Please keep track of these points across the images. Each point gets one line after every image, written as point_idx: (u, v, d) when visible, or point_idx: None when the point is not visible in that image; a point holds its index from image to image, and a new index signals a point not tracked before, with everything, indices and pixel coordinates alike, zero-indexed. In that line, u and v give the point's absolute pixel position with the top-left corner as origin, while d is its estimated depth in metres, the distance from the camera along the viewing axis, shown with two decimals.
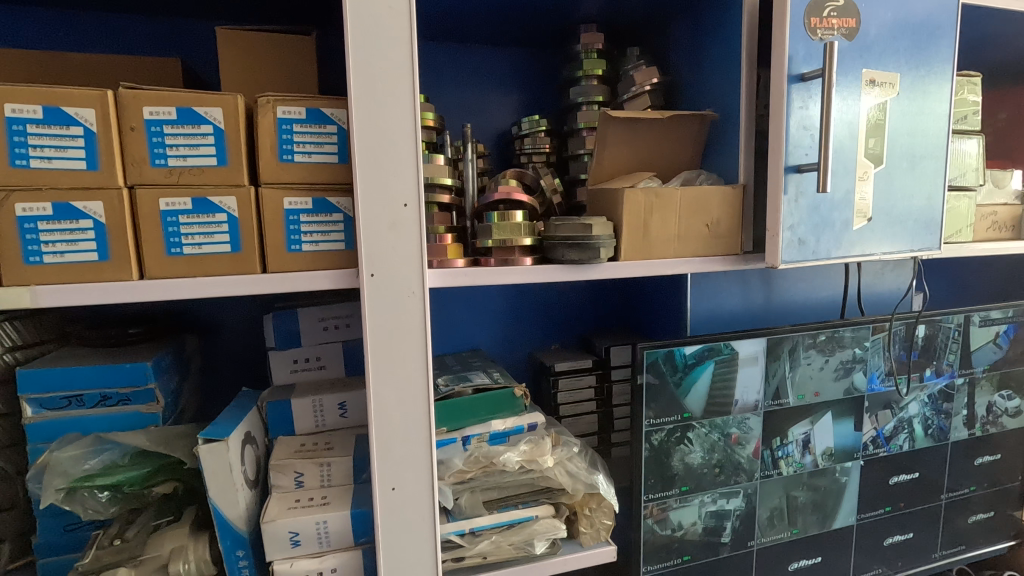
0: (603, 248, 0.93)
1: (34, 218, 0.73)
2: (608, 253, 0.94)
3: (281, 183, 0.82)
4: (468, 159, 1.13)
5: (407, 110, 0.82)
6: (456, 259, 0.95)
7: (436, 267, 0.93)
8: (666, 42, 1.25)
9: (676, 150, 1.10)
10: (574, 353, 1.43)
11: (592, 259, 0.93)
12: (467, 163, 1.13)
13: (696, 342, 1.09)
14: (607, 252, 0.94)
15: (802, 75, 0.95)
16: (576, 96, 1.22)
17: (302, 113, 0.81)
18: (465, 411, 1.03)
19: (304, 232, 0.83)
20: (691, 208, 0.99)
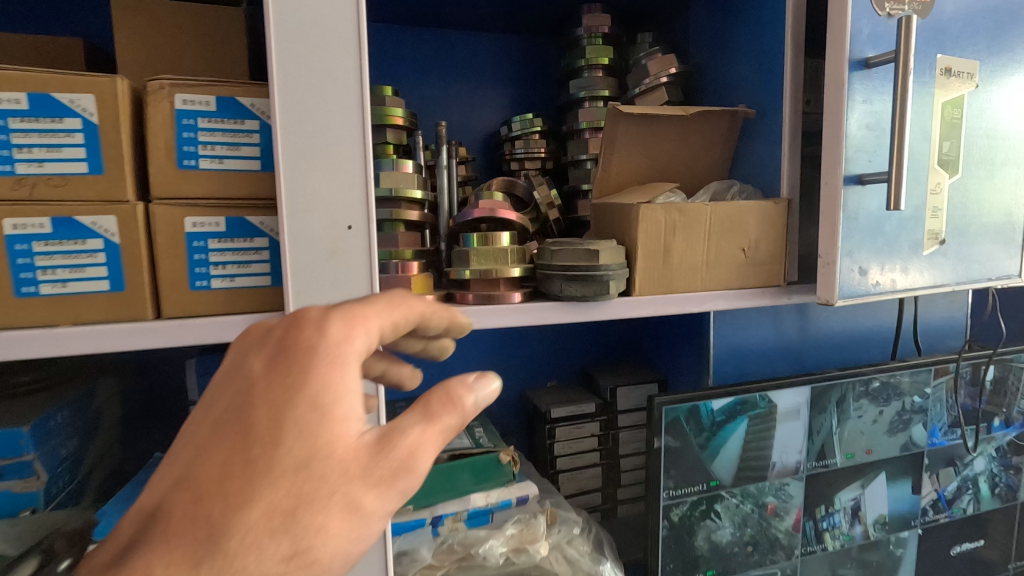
0: (612, 282, 0.72)
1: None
2: (617, 286, 0.73)
3: (180, 198, 0.60)
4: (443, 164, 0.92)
5: (353, 102, 0.61)
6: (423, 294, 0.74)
7: None
8: (684, 27, 1.05)
9: (702, 155, 0.90)
10: (574, 392, 1.22)
11: (596, 295, 0.72)
12: (442, 168, 0.91)
13: (727, 394, 0.87)
14: (617, 287, 0.73)
15: (868, 59, 0.75)
16: (577, 89, 1.02)
17: (210, 103, 0.60)
18: (437, 484, 0.81)
19: (213, 263, 0.61)
20: (723, 228, 0.78)
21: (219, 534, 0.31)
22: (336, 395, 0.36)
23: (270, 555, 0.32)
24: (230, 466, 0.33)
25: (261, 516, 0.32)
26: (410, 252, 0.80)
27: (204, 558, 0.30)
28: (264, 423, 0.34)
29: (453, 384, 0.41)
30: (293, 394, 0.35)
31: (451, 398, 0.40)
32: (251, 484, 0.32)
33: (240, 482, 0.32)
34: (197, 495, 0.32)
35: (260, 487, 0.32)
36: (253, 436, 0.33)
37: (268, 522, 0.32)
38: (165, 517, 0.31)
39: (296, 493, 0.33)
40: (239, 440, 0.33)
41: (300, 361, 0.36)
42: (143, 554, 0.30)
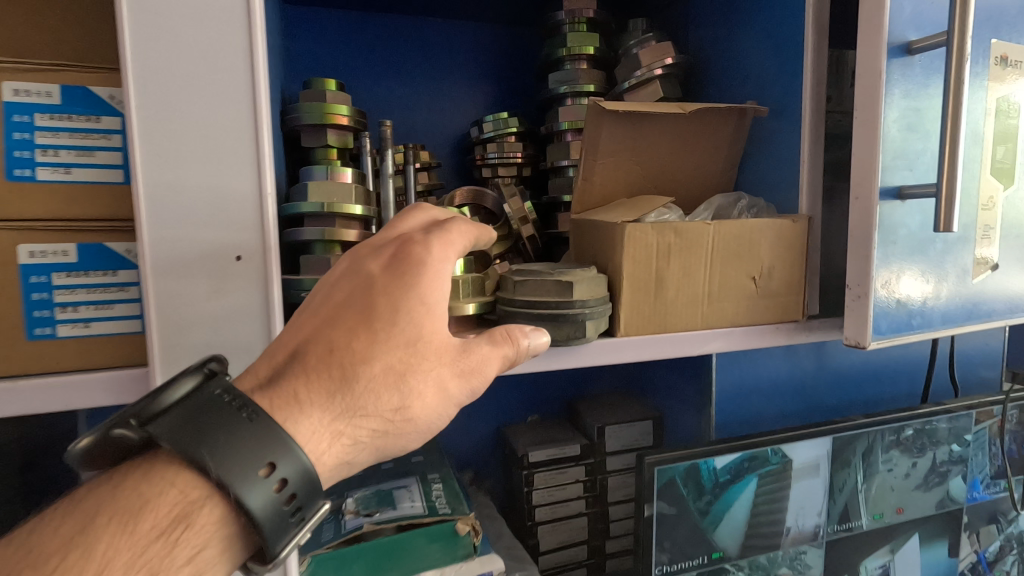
0: (587, 324, 0.58)
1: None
2: (593, 327, 0.58)
3: (11, 219, 0.45)
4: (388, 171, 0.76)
5: (243, 94, 0.46)
6: None
7: None
8: (683, 11, 0.90)
9: (704, 162, 0.74)
10: (557, 430, 1.07)
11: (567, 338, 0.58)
12: (388, 178, 0.76)
13: (733, 449, 0.73)
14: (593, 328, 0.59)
15: (909, 43, 0.60)
16: (557, 84, 0.88)
17: (52, 95, 0.46)
18: (378, 563, 0.68)
19: (59, 303, 0.47)
20: (730, 252, 0.63)
21: (351, 375, 0.44)
22: (431, 301, 0.48)
23: (384, 403, 0.45)
24: (355, 336, 0.45)
25: (380, 371, 0.45)
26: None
27: (340, 391, 0.44)
28: (381, 313, 0.46)
29: (517, 329, 0.54)
30: (405, 292, 0.47)
31: (514, 341, 0.52)
32: (372, 349, 0.45)
33: (364, 346, 0.45)
34: (331, 355, 0.44)
35: (379, 349, 0.45)
36: (374, 320, 0.46)
37: (383, 377, 0.45)
38: (308, 359, 0.44)
39: (404, 360, 0.46)
40: (363, 319, 0.46)
41: (408, 272, 0.48)
42: (305, 379, 0.44)
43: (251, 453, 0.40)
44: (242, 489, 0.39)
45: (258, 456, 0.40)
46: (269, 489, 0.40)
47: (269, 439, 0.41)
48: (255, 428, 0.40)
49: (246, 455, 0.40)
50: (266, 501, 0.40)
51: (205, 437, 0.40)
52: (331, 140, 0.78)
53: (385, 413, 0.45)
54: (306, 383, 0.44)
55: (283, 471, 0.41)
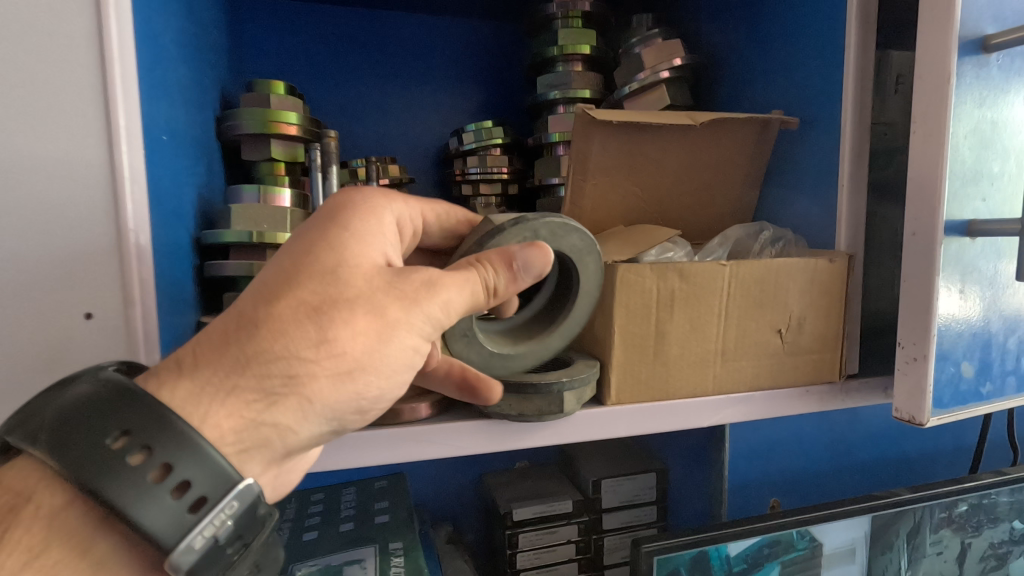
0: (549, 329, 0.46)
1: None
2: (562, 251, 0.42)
3: None
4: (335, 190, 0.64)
5: (91, 118, 0.38)
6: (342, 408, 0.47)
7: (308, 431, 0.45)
8: (696, 9, 0.78)
9: (715, 174, 0.61)
10: (547, 480, 0.94)
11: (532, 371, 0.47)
12: None
13: (752, 535, 0.59)
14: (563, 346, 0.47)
15: (985, 38, 0.47)
16: (545, 88, 0.75)
17: None
18: None
19: None
20: (750, 301, 0.50)
21: (251, 319, 0.31)
22: (365, 229, 0.36)
23: (297, 341, 0.31)
24: (265, 276, 0.33)
25: (290, 306, 0.32)
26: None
27: (240, 337, 0.31)
28: (298, 243, 0.35)
29: (496, 255, 0.37)
30: (328, 218, 0.36)
31: (493, 259, 0.37)
32: (281, 283, 0.32)
33: (272, 281, 0.33)
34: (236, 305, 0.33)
35: (289, 279, 0.32)
36: (288, 253, 0.34)
37: (297, 312, 0.31)
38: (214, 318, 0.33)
39: (340, 299, 0.32)
40: (281, 258, 0.34)
41: (335, 206, 0.38)
42: (202, 337, 0.32)
43: (131, 439, 0.29)
44: (127, 500, 0.28)
45: (138, 439, 0.29)
46: (156, 482, 0.29)
47: (152, 415, 0.29)
48: (141, 406, 0.30)
49: (127, 439, 0.29)
50: (154, 497, 0.29)
51: (74, 433, 0.29)
52: (277, 152, 0.65)
53: (302, 354, 0.31)
54: (200, 347, 0.31)
55: (173, 457, 0.29)
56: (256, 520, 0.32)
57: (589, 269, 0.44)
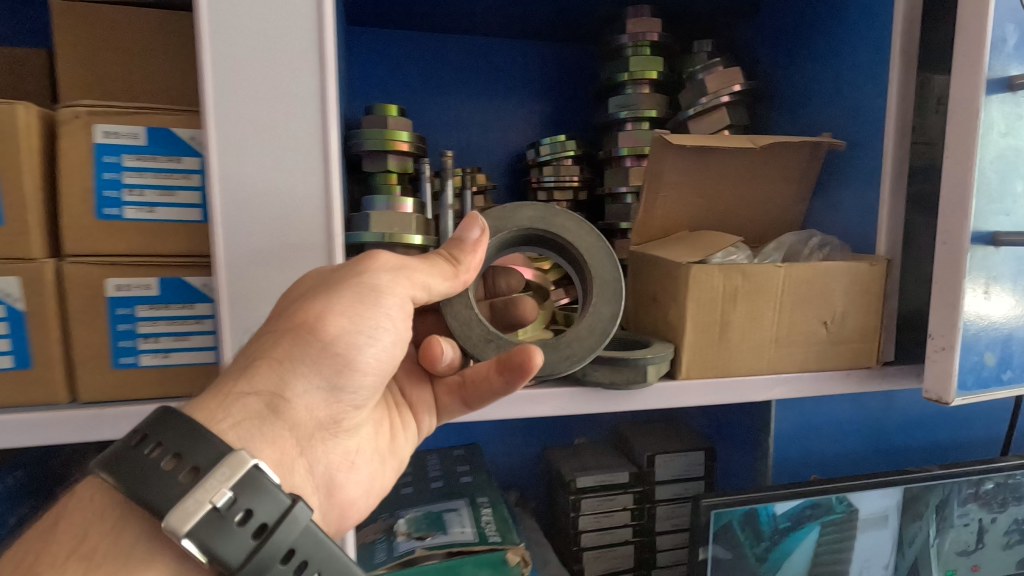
0: (594, 295, 0.55)
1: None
2: (522, 225, 0.56)
3: (99, 253, 0.48)
4: (446, 199, 0.76)
5: (314, 150, 0.47)
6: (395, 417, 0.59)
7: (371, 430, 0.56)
8: (755, 37, 0.87)
9: (770, 188, 0.70)
10: (605, 455, 1.06)
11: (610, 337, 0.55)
12: (444, 206, 0.75)
13: (796, 496, 0.69)
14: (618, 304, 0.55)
15: (1012, 78, 0.56)
16: (616, 108, 0.86)
17: (140, 137, 0.48)
18: None
19: (142, 332, 0.49)
20: (801, 296, 0.60)
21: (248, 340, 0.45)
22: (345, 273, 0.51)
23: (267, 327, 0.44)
24: None
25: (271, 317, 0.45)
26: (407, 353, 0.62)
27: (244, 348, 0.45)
28: None
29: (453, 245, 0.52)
30: None
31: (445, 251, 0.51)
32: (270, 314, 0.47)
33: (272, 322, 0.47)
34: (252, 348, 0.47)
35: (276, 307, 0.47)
36: None
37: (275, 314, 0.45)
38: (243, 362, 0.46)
39: (309, 284, 0.45)
40: None
41: None
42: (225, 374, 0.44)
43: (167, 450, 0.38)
44: (158, 492, 0.36)
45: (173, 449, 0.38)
46: (181, 477, 0.37)
47: (186, 428, 0.39)
48: (175, 424, 0.39)
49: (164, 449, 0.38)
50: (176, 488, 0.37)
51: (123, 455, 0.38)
52: (391, 165, 0.78)
53: (269, 326, 0.44)
54: (339, 328, 0.45)
55: (197, 459, 0.38)
56: (271, 502, 0.39)
57: (567, 225, 0.55)
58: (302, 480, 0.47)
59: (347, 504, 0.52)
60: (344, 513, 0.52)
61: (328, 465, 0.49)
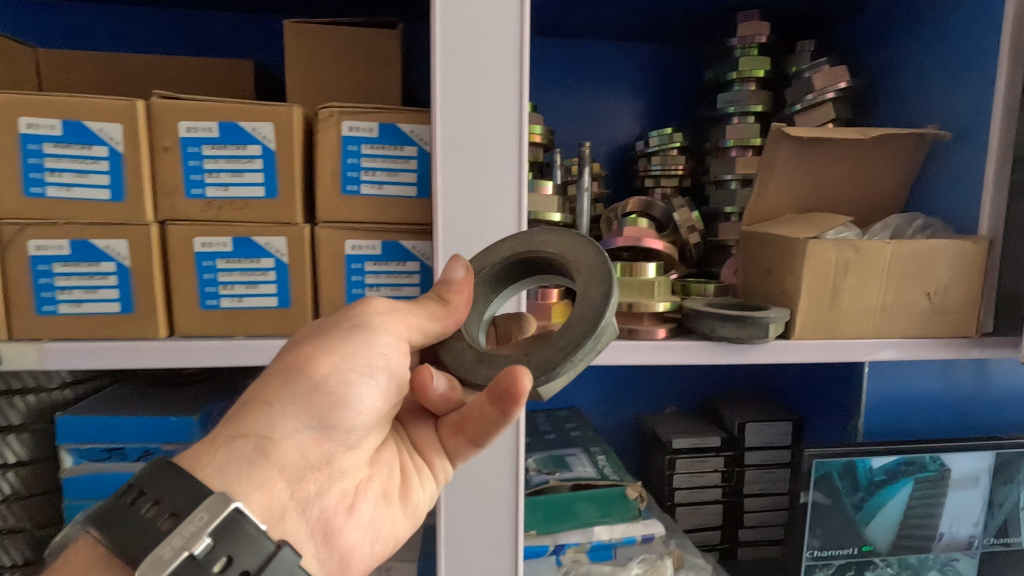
0: (581, 283, 0.46)
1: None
2: (503, 256, 0.51)
3: (341, 221, 0.62)
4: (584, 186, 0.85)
5: (512, 141, 0.59)
6: (401, 463, 0.56)
7: (371, 475, 0.54)
8: (858, 36, 0.94)
9: (875, 175, 0.78)
10: (695, 422, 1.15)
11: (610, 320, 0.44)
12: (582, 190, 0.84)
13: (892, 452, 0.77)
14: (612, 283, 0.45)
15: None
16: (724, 104, 0.95)
17: (373, 129, 0.62)
18: (563, 512, 0.81)
19: (369, 284, 0.64)
20: (907, 270, 0.68)
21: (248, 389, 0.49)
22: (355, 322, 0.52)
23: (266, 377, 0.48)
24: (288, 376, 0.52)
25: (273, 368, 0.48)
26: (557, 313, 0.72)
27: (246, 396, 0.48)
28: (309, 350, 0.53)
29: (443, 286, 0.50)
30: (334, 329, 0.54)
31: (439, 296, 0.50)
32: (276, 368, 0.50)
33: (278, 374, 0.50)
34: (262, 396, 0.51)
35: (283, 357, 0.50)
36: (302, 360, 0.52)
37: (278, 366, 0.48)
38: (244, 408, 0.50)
39: (312, 327, 0.50)
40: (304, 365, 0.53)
41: None
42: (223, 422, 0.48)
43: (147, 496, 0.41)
44: (141, 541, 0.39)
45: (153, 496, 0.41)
46: (161, 524, 0.40)
47: (167, 475, 0.42)
48: (159, 471, 0.42)
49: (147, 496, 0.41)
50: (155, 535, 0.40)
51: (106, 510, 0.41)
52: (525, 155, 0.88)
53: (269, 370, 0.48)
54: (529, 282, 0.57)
55: (176, 506, 0.41)
56: (255, 548, 0.41)
57: (544, 238, 0.50)
58: (294, 524, 0.47)
59: (347, 551, 0.51)
60: (346, 563, 0.51)
61: (323, 508, 0.49)
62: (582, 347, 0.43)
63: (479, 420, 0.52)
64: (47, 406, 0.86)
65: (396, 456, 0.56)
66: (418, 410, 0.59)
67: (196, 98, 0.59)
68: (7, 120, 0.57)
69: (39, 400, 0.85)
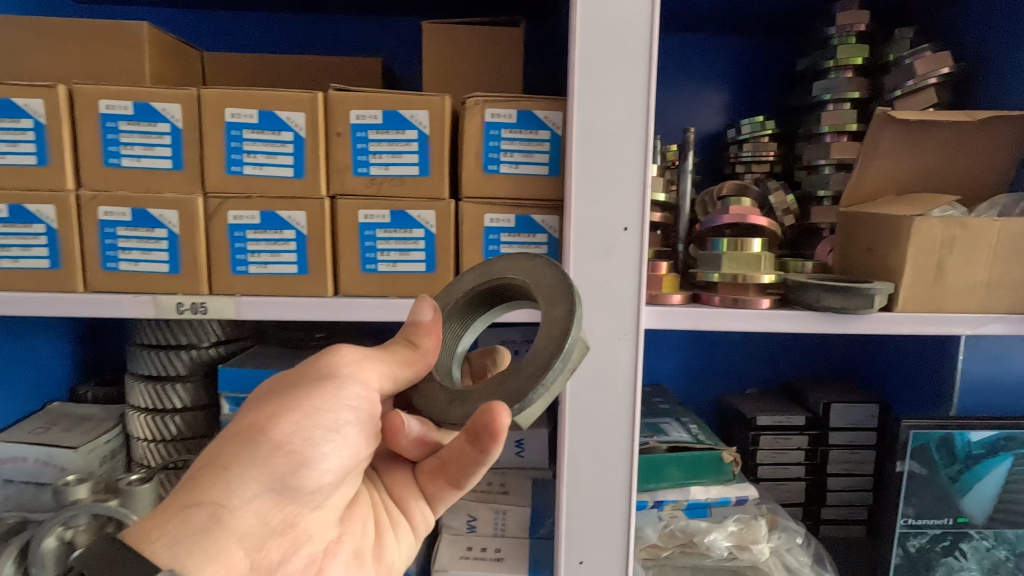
0: (544, 304, 0.50)
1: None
2: (468, 291, 0.57)
3: (483, 197, 0.71)
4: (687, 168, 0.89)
5: (640, 123, 0.65)
6: (374, 511, 0.64)
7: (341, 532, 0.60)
8: (959, 23, 0.95)
9: (979, 157, 0.80)
10: (778, 402, 1.19)
11: (576, 337, 0.48)
12: (684, 172, 0.89)
13: (990, 426, 0.80)
14: (574, 299, 0.49)
15: None
16: (820, 91, 0.98)
17: (512, 116, 0.70)
18: (661, 471, 0.86)
19: (504, 253, 0.72)
20: (1014, 247, 0.71)
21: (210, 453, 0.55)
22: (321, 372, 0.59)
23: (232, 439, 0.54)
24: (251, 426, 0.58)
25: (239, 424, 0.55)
26: (667, 283, 0.78)
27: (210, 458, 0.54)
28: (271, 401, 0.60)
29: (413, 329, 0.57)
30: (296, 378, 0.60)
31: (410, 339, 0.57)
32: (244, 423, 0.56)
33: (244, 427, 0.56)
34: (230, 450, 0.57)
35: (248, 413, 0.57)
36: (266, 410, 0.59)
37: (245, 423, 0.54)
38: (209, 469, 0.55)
39: (273, 385, 0.57)
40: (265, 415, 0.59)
41: None
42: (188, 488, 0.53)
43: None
44: None
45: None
46: None
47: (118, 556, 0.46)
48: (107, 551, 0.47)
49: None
50: None
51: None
52: None
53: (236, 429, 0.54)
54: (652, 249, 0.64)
55: None
56: None
57: (505, 266, 0.55)
58: None
59: None
60: None
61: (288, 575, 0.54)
62: (550, 369, 0.46)
63: (458, 461, 0.61)
64: (203, 361, 0.99)
65: (370, 511, 0.63)
66: (395, 460, 0.67)
67: (366, 90, 0.69)
68: (216, 111, 0.68)
69: (196, 356, 0.98)
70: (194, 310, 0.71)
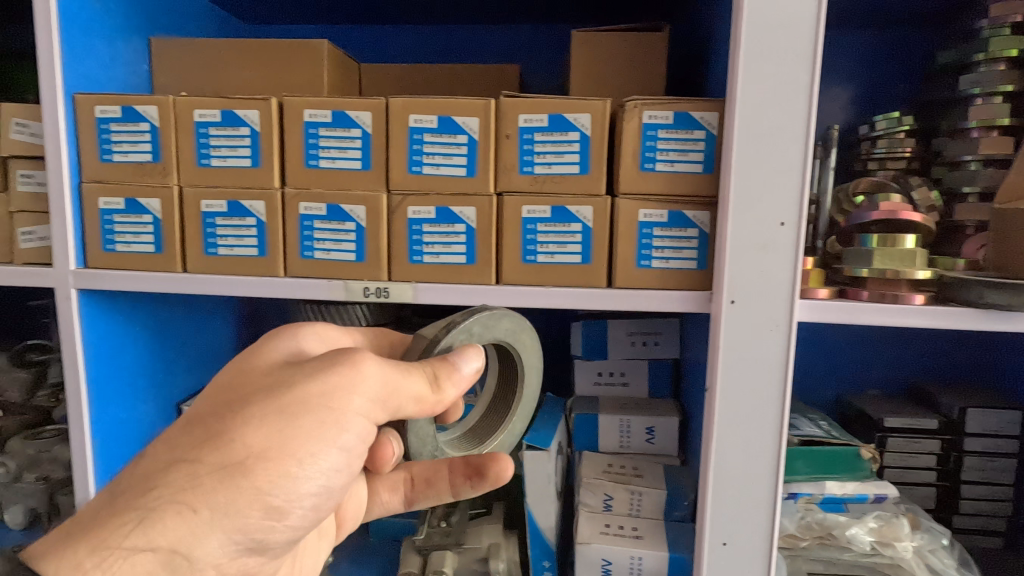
0: (517, 408, 0.69)
1: (214, 214, 0.81)
2: (500, 336, 0.61)
3: (639, 193, 0.76)
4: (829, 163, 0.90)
5: (801, 121, 0.68)
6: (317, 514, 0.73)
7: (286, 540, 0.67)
8: None
9: None
10: (907, 405, 1.16)
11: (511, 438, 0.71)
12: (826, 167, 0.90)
13: None
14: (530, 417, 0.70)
15: None
16: (968, 85, 0.95)
17: (669, 117, 0.74)
18: (794, 465, 0.88)
19: (656, 246, 0.76)
20: None
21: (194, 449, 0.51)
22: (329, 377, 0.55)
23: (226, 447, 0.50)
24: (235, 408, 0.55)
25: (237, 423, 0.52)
26: (813, 278, 0.79)
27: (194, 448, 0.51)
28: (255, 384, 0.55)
29: (443, 370, 0.55)
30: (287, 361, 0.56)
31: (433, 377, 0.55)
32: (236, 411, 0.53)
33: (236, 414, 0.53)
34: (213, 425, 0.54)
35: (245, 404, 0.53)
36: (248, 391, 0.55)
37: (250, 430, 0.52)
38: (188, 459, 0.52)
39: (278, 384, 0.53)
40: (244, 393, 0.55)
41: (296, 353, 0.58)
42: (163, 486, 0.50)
43: None
44: None
45: None
46: None
47: None
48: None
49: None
50: None
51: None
52: None
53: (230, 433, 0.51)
54: None
55: None
56: None
57: (529, 344, 0.64)
58: None
59: None
60: None
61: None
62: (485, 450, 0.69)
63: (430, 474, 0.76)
64: None
65: None
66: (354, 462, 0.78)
67: (534, 96, 0.76)
68: (401, 118, 0.77)
69: None
70: (377, 294, 0.80)
